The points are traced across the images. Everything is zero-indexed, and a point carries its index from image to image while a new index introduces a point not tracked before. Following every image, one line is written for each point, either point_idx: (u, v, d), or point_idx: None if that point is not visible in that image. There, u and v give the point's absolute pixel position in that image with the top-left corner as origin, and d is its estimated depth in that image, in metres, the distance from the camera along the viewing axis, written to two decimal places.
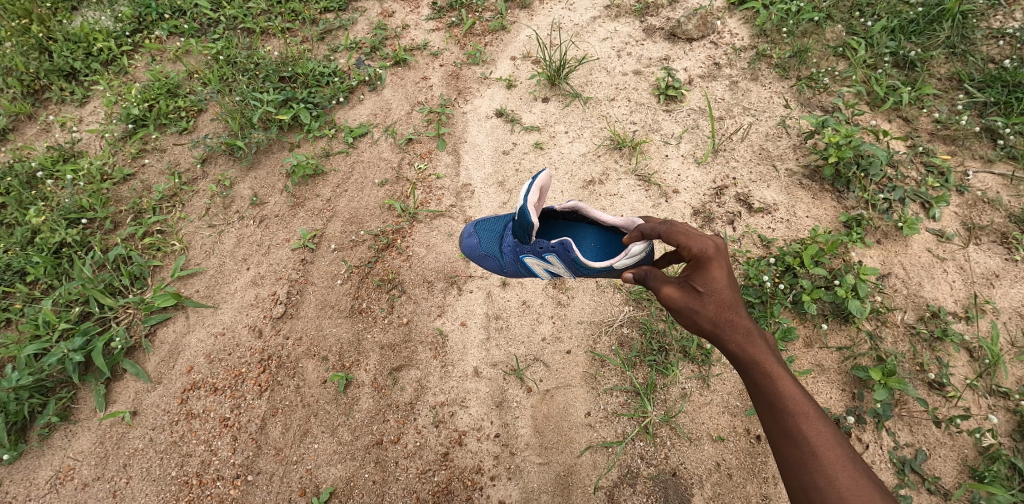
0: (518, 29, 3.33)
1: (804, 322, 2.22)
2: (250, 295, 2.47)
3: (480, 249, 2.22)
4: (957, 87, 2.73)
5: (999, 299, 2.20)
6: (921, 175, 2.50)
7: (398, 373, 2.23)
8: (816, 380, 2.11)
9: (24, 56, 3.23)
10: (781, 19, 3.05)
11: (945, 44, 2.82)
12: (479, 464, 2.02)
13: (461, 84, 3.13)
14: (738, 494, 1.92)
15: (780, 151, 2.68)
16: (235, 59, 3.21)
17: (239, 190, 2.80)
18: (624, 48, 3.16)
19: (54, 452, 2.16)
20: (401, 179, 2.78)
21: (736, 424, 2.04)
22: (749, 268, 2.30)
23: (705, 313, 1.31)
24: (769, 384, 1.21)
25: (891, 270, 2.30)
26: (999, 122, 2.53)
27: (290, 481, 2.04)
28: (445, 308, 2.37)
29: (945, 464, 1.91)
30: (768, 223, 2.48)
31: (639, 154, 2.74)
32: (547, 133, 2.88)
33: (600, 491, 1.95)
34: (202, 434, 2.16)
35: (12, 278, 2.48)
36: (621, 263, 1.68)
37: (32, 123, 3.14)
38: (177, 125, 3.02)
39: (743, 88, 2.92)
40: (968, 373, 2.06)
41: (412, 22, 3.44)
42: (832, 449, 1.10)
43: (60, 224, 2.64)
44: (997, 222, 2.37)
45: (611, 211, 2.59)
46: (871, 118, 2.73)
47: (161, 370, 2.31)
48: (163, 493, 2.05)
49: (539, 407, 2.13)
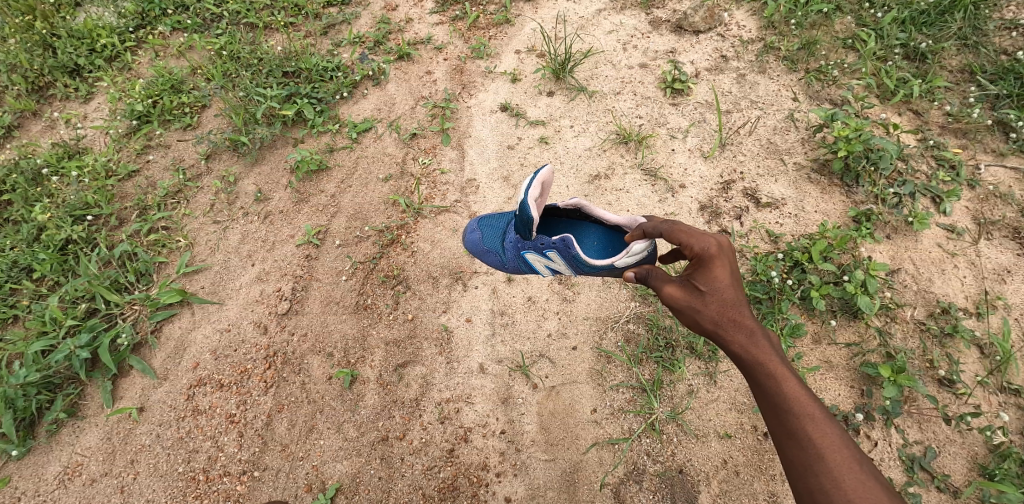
0: (522, 23, 3.31)
1: (812, 319, 2.20)
2: (256, 292, 2.47)
3: (482, 245, 2.21)
4: (969, 79, 2.69)
5: (1011, 295, 2.17)
6: (932, 169, 2.47)
7: (404, 369, 2.23)
8: (824, 377, 2.09)
9: (28, 53, 3.23)
10: (790, 10, 3.00)
11: (957, 35, 2.77)
12: (485, 461, 2.02)
13: (465, 78, 3.11)
14: (746, 491, 1.91)
15: (788, 145, 2.66)
16: (238, 54, 3.20)
17: (244, 186, 2.80)
18: (630, 41, 3.13)
19: (62, 448, 2.17)
20: (405, 174, 2.77)
21: (743, 421, 2.03)
22: (757, 264, 2.28)
23: (707, 312, 1.31)
24: (773, 385, 1.19)
25: (901, 266, 2.28)
26: (1011, 115, 2.50)
27: (295, 477, 2.04)
28: (451, 304, 2.36)
29: (954, 462, 1.90)
30: (776, 218, 2.45)
31: (645, 148, 2.72)
32: (552, 127, 2.86)
33: (606, 488, 1.94)
34: (208, 430, 2.16)
35: (18, 275, 2.49)
36: (622, 262, 1.68)
37: (37, 120, 3.14)
38: (181, 121, 3.01)
39: (750, 81, 2.89)
40: (979, 370, 2.03)
41: (415, 16, 3.41)
42: (838, 450, 1.07)
43: (66, 220, 2.64)
44: (1009, 217, 2.33)
45: (617, 206, 2.57)
46: (881, 111, 2.69)
47: (167, 365, 2.31)
48: (170, 489, 2.06)
49: (545, 403, 2.12)
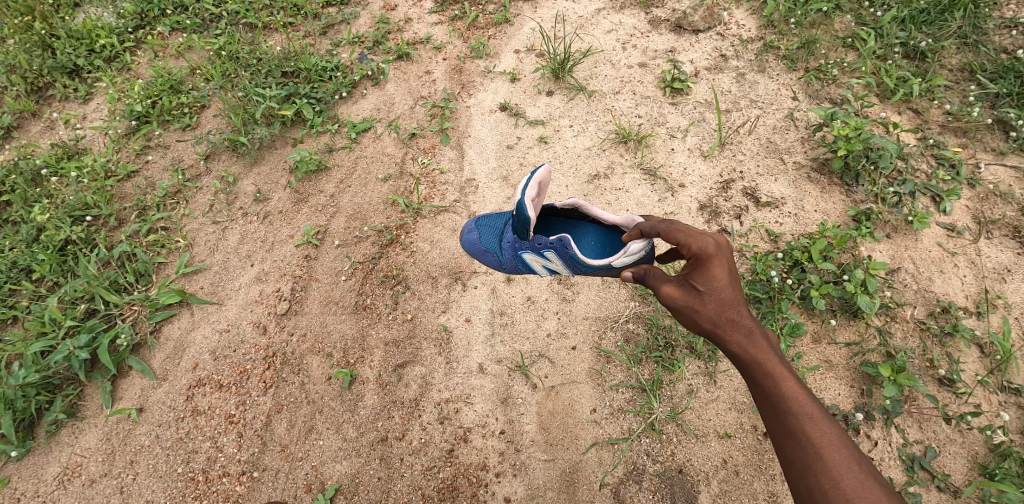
0: (521, 22, 3.30)
1: (812, 318, 2.20)
2: (255, 292, 2.47)
3: (480, 245, 2.20)
4: (969, 78, 2.69)
5: (1012, 294, 2.17)
6: (932, 168, 2.47)
7: (403, 369, 2.22)
8: (824, 376, 2.09)
9: (27, 53, 3.23)
10: (789, 9, 3.00)
11: (957, 34, 2.77)
12: (484, 461, 2.02)
13: (464, 78, 3.10)
14: (746, 491, 1.91)
15: (788, 144, 2.65)
16: (237, 54, 3.19)
17: (243, 186, 2.80)
18: (629, 40, 3.12)
19: (62, 448, 2.17)
20: (404, 174, 2.77)
21: (743, 421, 2.02)
22: (757, 264, 2.28)
23: (705, 312, 1.30)
24: (772, 385, 1.19)
25: (901, 265, 2.27)
26: (1011, 113, 2.49)
27: (295, 478, 2.04)
28: (450, 304, 2.36)
29: (955, 461, 1.89)
30: (776, 218, 2.45)
31: (645, 148, 2.72)
32: (551, 126, 2.85)
33: (606, 488, 1.94)
34: (208, 430, 2.16)
35: (18, 276, 2.49)
36: (620, 261, 1.67)
37: (36, 120, 3.14)
38: (180, 121, 3.01)
39: (750, 80, 2.88)
40: (979, 369, 2.03)
41: (414, 16, 3.41)
42: (837, 450, 1.07)
43: (65, 221, 2.64)
44: (1009, 216, 2.33)
45: (616, 206, 2.57)
46: (881, 110, 2.69)
47: (167, 366, 2.31)
48: (170, 490, 2.05)
49: (544, 403, 2.11)
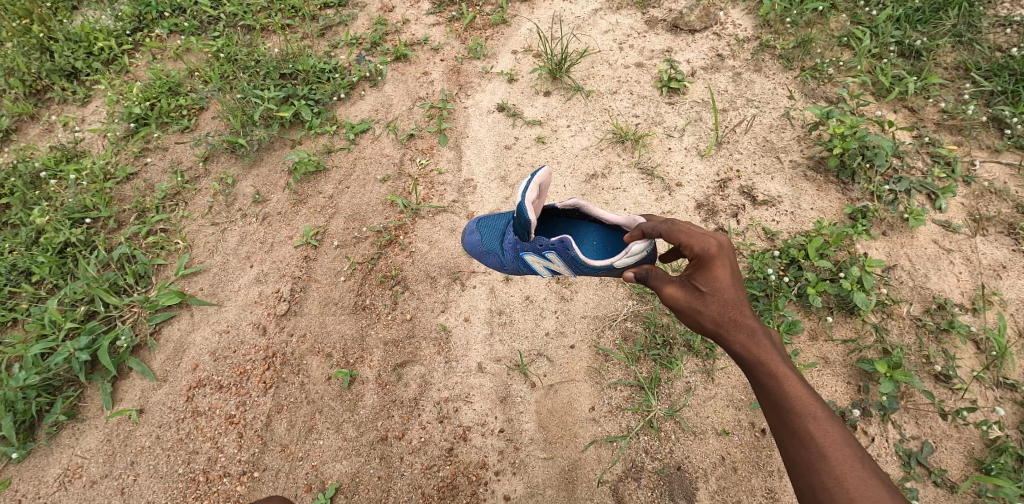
0: (518, 23, 3.32)
1: (809, 315, 2.21)
2: (254, 293, 2.47)
3: (481, 246, 2.20)
4: (964, 76, 2.71)
5: (1006, 291, 2.18)
6: (927, 166, 2.48)
7: (402, 369, 2.23)
8: (821, 373, 2.10)
9: (25, 57, 3.23)
10: (784, 9, 3.01)
11: (951, 33, 2.79)
12: (484, 459, 2.03)
13: (462, 78, 3.12)
14: (745, 488, 1.92)
15: (784, 143, 2.67)
16: (235, 57, 3.21)
17: (242, 187, 2.81)
18: (626, 41, 3.13)
19: (62, 450, 2.17)
20: (403, 175, 2.78)
21: (741, 418, 2.04)
22: (753, 261, 2.29)
23: (708, 313, 1.31)
24: (775, 384, 1.20)
25: (897, 262, 2.29)
26: (1006, 111, 2.51)
27: (295, 478, 2.05)
28: (448, 304, 2.37)
29: (951, 456, 1.90)
30: (772, 216, 2.46)
31: (641, 147, 2.73)
32: (549, 127, 2.87)
33: (604, 485, 1.95)
34: (208, 431, 2.17)
35: (18, 278, 2.49)
36: (622, 262, 1.69)
37: (34, 123, 3.14)
38: (179, 123, 3.02)
39: (745, 80, 2.90)
40: (974, 366, 2.05)
41: (412, 17, 3.43)
42: (840, 448, 1.08)
43: (64, 223, 2.65)
44: (1004, 213, 2.35)
45: (614, 205, 2.57)
46: (877, 108, 2.70)
47: (167, 367, 2.32)
48: (170, 490, 2.06)
49: (544, 402, 2.12)
